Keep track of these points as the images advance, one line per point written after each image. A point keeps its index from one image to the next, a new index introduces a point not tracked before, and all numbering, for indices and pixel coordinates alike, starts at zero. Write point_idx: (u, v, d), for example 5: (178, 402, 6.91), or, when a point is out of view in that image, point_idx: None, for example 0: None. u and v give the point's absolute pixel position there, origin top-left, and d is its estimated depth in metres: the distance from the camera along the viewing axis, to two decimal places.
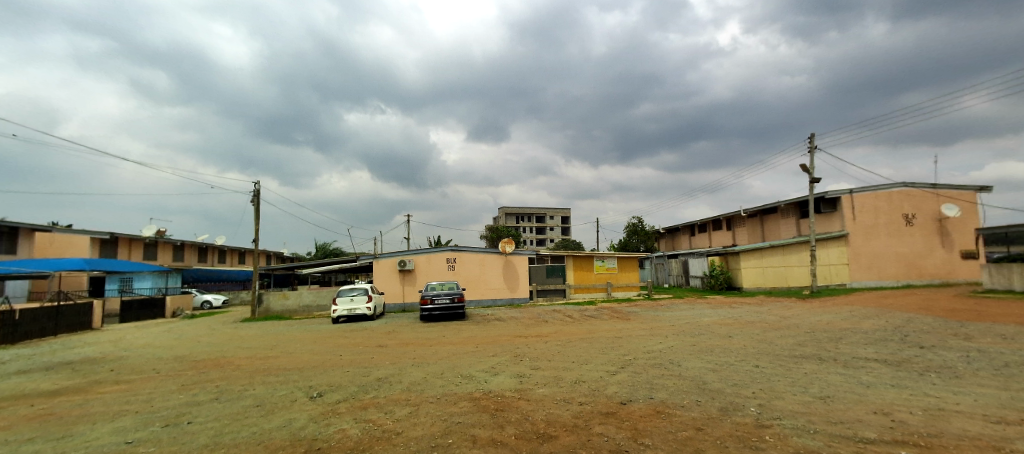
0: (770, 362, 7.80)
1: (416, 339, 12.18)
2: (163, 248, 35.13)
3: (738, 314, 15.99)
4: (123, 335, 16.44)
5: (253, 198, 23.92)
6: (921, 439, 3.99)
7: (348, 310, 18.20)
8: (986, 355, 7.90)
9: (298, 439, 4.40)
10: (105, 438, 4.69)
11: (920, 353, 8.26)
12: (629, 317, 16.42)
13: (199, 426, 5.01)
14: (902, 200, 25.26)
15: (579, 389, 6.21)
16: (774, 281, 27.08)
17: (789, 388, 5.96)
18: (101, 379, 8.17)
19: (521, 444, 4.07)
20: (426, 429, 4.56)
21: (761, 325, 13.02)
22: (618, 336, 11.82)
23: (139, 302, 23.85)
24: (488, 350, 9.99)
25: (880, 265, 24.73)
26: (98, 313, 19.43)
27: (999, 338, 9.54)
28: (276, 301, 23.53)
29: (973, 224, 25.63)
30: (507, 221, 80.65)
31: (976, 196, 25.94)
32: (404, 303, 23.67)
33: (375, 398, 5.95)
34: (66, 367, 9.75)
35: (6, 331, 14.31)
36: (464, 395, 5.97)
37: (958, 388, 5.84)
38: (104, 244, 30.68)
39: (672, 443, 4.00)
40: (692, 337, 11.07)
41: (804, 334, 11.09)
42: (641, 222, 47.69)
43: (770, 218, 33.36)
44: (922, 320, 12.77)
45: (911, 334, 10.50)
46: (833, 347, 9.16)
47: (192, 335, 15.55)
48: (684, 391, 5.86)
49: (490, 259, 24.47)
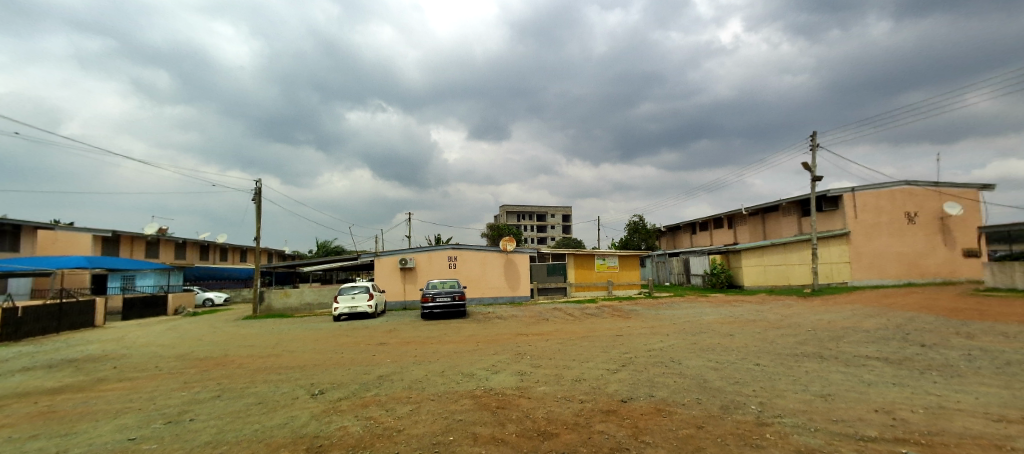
0: (771, 360, 7.79)
1: (417, 337, 12.18)
2: (164, 246, 35.16)
3: (739, 313, 15.99)
4: (126, 333, 16.49)
5: (253, 196, 23.88)
6: (922, 437, 3.99)
7: (348, 309, 18.17)
8: (988, 354, 7.87)
9: (299, 437, 4.41)
10: (107, 436, 4.71)
11: (921, 352, 8.24)
12: (629, 316, 16.36)
13: (201, 424, 5.03)
14: (904, 198, 25.18)
15: (580, 387, 6.21)
16: (775, 280, 27.04)
17: (790, 386, 5.95)
18: (103, 377, 8.18)
19: (522, 442, 4.08)
20: (427, 426, 4.58)
21: (761, 324, 12.98)
22: (618, 334, 11.78)
23: (141, 301, 23.90)
24: (488, 349, 9.99)
25: (882, 264, 24.70)
26: (100, 310, 19.47)
27: (1001, 337, 9.49)
28: (277, 299, 23.59)
29: (975, 222, 25.56)
30: (507, 219, 80.67)
31: (978, 195, 25.85)
32: (404, 302, 23.68)
33: (376, 396, 5.96)
34: (67, 365, 9.75)
35: (9, 329, 14.35)
36: (465, 393, 5.98)
37: (960, 387, 5.82)
38: (105, 242, 30.69)
39: (673, 441, 4.00)
40: (692, 336, 11.06)
41: (805, 332, 11.07)
42: (641, 221, 47.61)
43: (770, 216, 33.29)
44: (923, 318, 12.73)
45: (913, 333, 10.44)
46: (834, 346, 9.11)
47: (193, 333, 15.57)
48: (685, 390, 5.85)
49: (490, 257, 24.46)
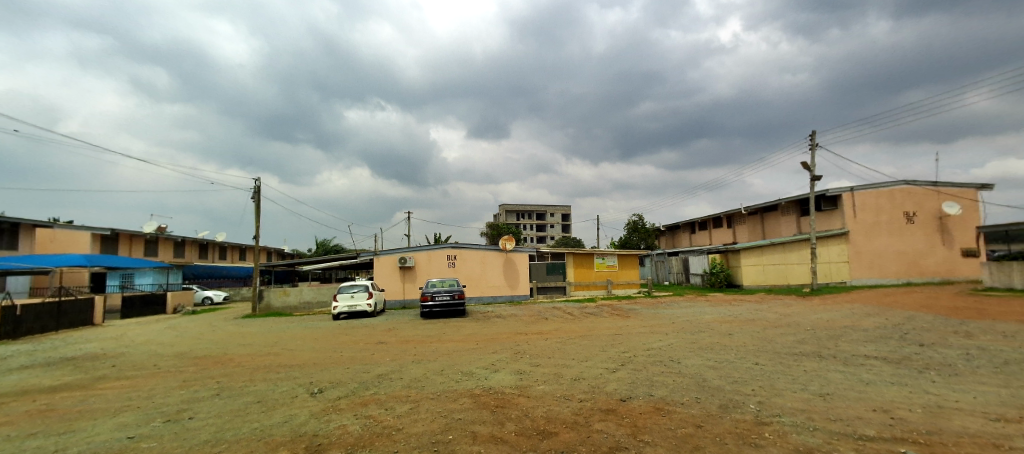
0: (770, 359, 7.80)
1: (416, 336, 12.19)
2: (164, 245, 35.11)
3: (738, 312, 16.01)
4: (124, 331, 16.47)
5: (253, 195, 23.83)
6: (920, 436, 3.99)
7: (348, 307, 18.18)
8: (987, 353, 7.89)
9: (298, 435, 4.42)
10: (106, 434, 4.70)
11: (920, 351, 8.26)
12: (629, 315, 16.38)
13: (199, 423, 5.02)
14: (903, 198, 25.21)
15: (579, 385, 6.21)
16: (774, 279, 27.07)
17: (789, 385, 5.96)
18: (102, 375, 8.19)
19: (521, 440, 4.09)
20: (427, 425, 4.58)
21: (761, 323, 13.02)
22: (617, 333, 11.81)
23: (140, 299, 23.92)
24: (488, 347, 9.99)
25: (881, 263, 24.74)
26: (99, 309, 19.46)
27: (999, 337, 9.51)
28: (277, 297, 23.59)
29: (973, 221, 25.61)
30: (506, 218, 80.72)
31: (977, 194, 25.90)
32: (404, 300, 23.69)
33: (375, 395, 5.96)
34: (67, 363, 9.75)
35: (8, 328, 14.31)
36: (464, 392, 5.97)
37: (958, 385, 5.85)
38: (104, 240, 30.67)
39: (672, 440, 4.01)
40: (692, 335, 11.09)
41: (804, 331, 11.09)
42: (641, 220, 47.61)
43: (770, 215, 33.31)
44: (922, 317, 12.75)
45: (911, 332, 10.48)
46: (833, 345, 9.14)
47: (193, 331, 15.54)
48: (684, 389, 5.86)
49: (490, 256, 24.48)
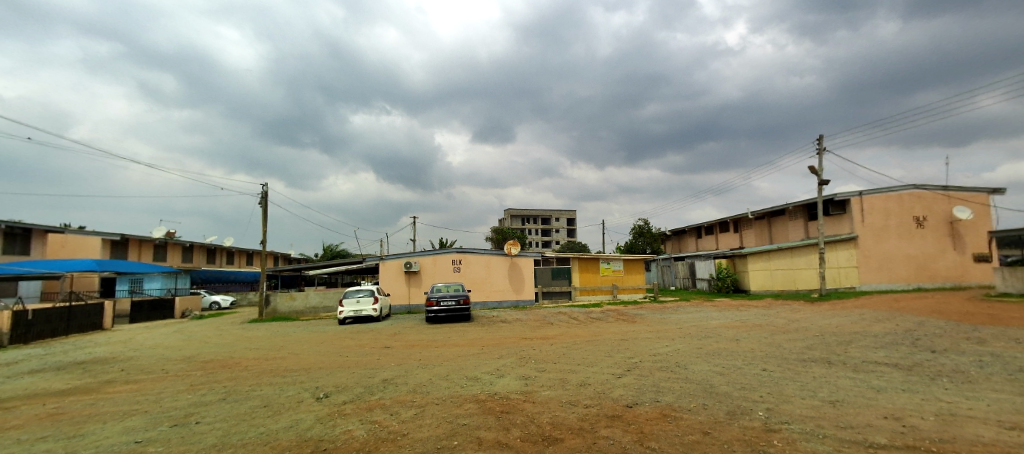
0: (778, 365, 7.75)
1: (421, 341, 12.22)
2: (173, 249, 35.47)
3: (746, 317, 15.91)
4: (134, 336, 16.66)
5: (261, 199, 23.99)
6: (932, 444, 3.93)
7: (354, 312, 18.25)
8: (999, 360, 7.79)
9: (304, 440, 4.43)
10: (114, 437, 4.76)
11: (932, 358, 8.16)
12: (634, 320, 16.38)
13: (206, 426, 5.06)
14: (913, 202, 24.92)
15: (585, 391, 6.18)
16: (782, 284, 26.77)
17: (798, 391, 5.91)
18: (111, 379, 8.27)
19: (526, 445, 4.08)
20: (431, 430, 4.58)
21: (769, 329, 12.90)
22: (623, 339, 11.73)
23: (150, 303, 24.17)
24: (492, 353, 9.95)
25: (890, 267, 24.48)
26: (109, 313, 19.65)
27: (1011, 343, 9.41)
28: (283, 302, 23.69)
29: (986, 226, 25.19)
30: (512, 224, 80.91)
31: (989, 198, 25.53)
32: (409, 304, 23.72)
33: (380, 399, 5.99)
34: (77, 367, 9.86)
35: (21, 331, 14.59)
36: (469, 397, 5.96)
37: (971, 393, 5.77)
38: (115, 245, 31.15)
39: (679, 446, 3.97)
40: (700, 340, 11.02)
41: (815, 337, 10.97)
42: (647, 224, 47.18)
43: (778, 220, 33.09)
44: (934, 323, 12.64)
45: (924, 338, 10.38)
46: (843, 351, 9.04)
47: (201, 336, 15.65)
48: (690, 395, 5.82)
49: (495, 261, 24.50)
